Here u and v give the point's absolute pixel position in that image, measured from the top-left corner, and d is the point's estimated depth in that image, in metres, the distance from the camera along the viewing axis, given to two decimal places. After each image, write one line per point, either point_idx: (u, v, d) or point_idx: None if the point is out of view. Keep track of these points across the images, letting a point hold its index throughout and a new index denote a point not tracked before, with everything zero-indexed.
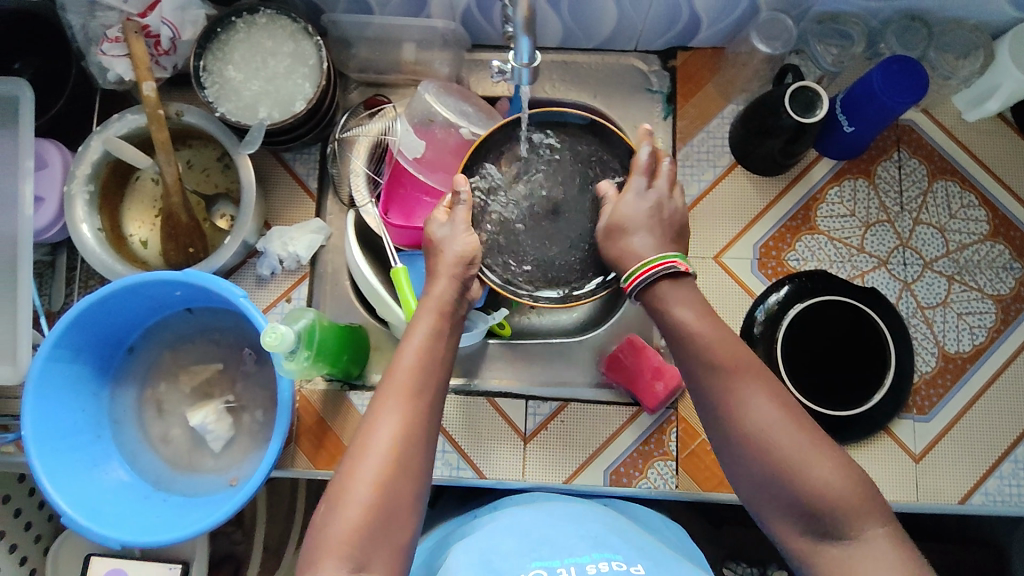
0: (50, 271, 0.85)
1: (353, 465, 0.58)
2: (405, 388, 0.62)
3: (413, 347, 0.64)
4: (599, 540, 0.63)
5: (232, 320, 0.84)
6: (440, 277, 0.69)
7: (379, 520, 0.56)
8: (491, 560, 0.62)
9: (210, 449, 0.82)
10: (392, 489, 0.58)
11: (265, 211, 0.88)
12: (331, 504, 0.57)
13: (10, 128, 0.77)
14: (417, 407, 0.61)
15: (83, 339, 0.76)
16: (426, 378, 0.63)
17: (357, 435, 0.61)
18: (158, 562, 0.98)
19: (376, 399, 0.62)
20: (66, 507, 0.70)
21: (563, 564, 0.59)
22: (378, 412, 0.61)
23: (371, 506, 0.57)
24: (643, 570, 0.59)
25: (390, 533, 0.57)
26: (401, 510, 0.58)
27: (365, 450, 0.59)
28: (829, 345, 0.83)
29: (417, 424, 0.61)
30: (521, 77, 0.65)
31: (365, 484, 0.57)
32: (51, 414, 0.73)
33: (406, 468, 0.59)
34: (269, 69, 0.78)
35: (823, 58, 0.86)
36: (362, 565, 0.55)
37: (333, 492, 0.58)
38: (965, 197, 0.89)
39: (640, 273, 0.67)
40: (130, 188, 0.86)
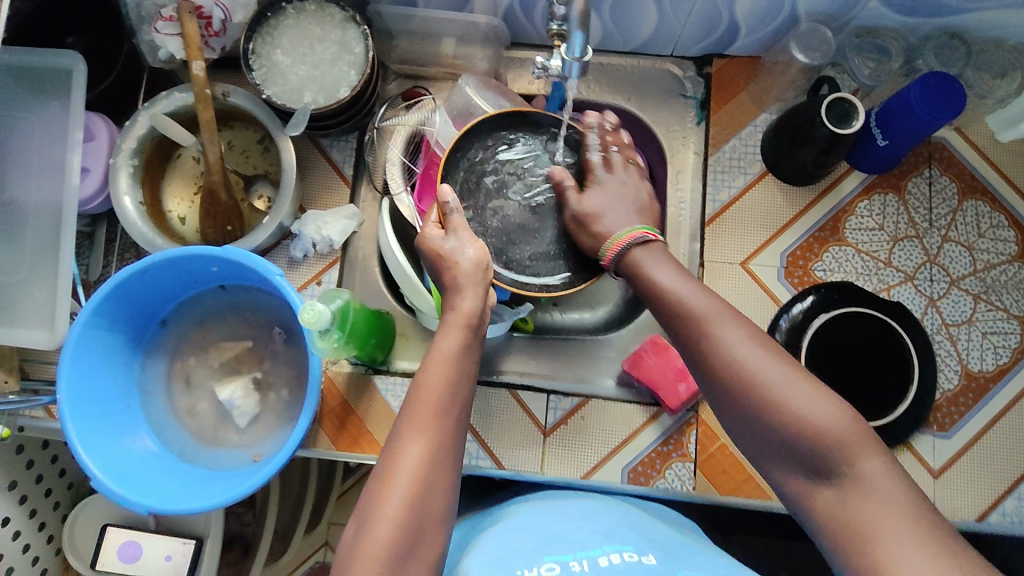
0: (89, 242, 0.87)
1: (384, 484, 0.58)
2: (433, 404, 0.61)
3: (438, 361, 0.63)
4: (611, 534, 0.64)
5: (263, 299, 0.86)
6: (466, 290, 0.67)
7: (413, 536, 0.56)
8: (502, 558, 0.61)
9: (235, 424, 0.83)
10: (425, 505, 0.57)
11: (302, 194, 0.89)
12: (361, 523, 0.57)
13: (61, 100, 0.79)
14: (445, 423, 0.61)
15: (119, 308, 0.77)
16: (453, 394, 0.62)
17: (385, 453, 0.60)
18: (173, 536, 0.99)
19: (404, 417, 0.61)
20: (97, 471, 0.71)
21: (575, 557, 0.60)
22: (405, 431, 0.60)
23: (404, 521, 0.56)
24: (655, 559, 0.60)
25: (423, 545, 0.57)
26: (433, 523, 0.58)
27: (395, 472, 0.58)
28: (853, 364, 0.83)
29: (445, 439, 0.60)
30: (570, 70, 0.66)
31: (397, 502, 0.56)
32: (86, 379, 0.75)
33: (437, 483, 0.59)
34: (316, 54, 0.80)
35: (860, 70, 0.87)
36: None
37: (362, 511, 0.57)
38: (995, 217, 0.89)
39: (621, 242, 0.72)
40: (172, 165, 0.88)
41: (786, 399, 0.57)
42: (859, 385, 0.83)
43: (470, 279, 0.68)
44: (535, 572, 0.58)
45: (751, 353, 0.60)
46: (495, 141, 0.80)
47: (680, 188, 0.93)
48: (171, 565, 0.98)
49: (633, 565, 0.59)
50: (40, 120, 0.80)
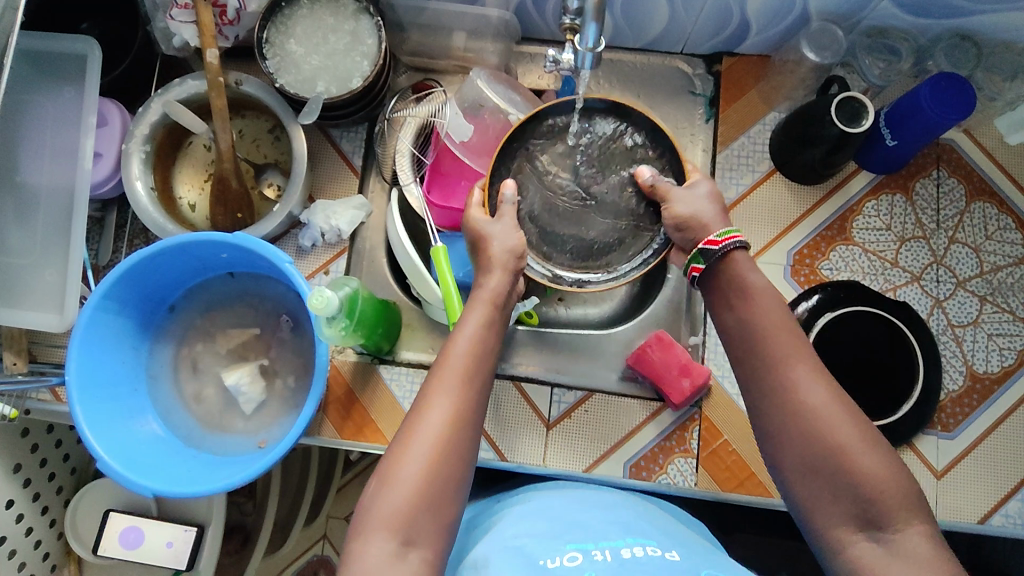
0: (99, 227, 0.88)
1: (405, 444, 0.59)
2: (459, 372, 0.62)
3: (466, 332, 0.65)
4: (631, 528, 0.64)
5: (271, 287, 0.87)
6: (496, 269, 0.70)
7: (430, 497, 0.57)
8: (524, 546, 0.60)
9: (241, 411, 0.84)
10: (443, 469, 0.58)
11: (311, 184, 0.89)
12: (382, 479, 0.58)
13: (76, 85, 0.80)
14: (470, 393, 0.62)
15: (129, 293, 0.78)
16: (478, 364, 0.64)
17: (409, 417, 0.61)
18: (175, 523, 1.00)
19: (427, 382, 0.63)
20: (103, 453, 0.72)
21: (597, 546, 0.59)
22: (429, 396, 0.61)
23: (424, 483, 0.57)
24: (678, 557, 0.59)
25: (440, 511, 0.57)
26: (451, 489, 0.58)
27: (418, 431, 0.59)
28: (865, 354, 0.83)
29: (468, 407, 0.61)
30: (584, 60, 0.66)
31: (417, 462, 0.58)
32: (95, 362, 0.76)
33: (457, 449, 0.59)
34: (330, 45, 0.81)
35: (870, 71, 0.88)
36: (410, 539, 0.56)
37: (384, 468, 0.58)
38: (1002, 219, 0.89)
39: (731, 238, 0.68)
40: (183, 152, 0.89)
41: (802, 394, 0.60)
42: (869, 372, 0.83)
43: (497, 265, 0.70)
44: (558, 561, 0.57)
45: (769, 343, 0.63)
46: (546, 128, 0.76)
47: None
48: (172, 552, 0.99)
49: (658, 559, 0.58)
50: (55, 105, 0.81)
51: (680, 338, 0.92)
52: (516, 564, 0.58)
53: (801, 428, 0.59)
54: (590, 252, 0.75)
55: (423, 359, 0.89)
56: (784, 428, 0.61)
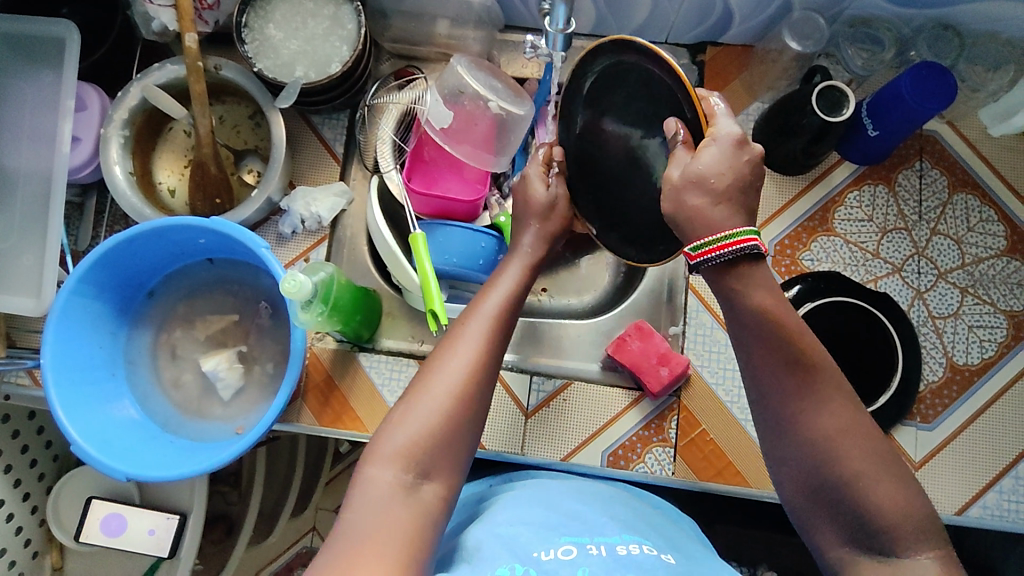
0: (79, 213, 0.88)
1: (433, 374, 0.60)
2: (495, 316, 0.65)
3: (502, 287, 0.69)
4: (629, 526, 0.63)
5: (250, 273, 0.86)
6: (532, 229, 0.75)
7: (455, 423, 0.58)
8: (517, 539, 0.59)
9: (219, 397, 0.84)
10: (470, 400, 0.60)
11: (291, 171, 0.89)
12: (409, 403, 0.59)
13: (54, 68, 0.80)
14: (500, 337, 0.65)
15: (106, 277, 0.78)
16: (510, 314, 0.67)
17: (437, 351, 0.63)
18: (156, 511, 1.00)
19: (459, 322, 0.65)
20: (77, 437, 0.72)
21: (593, 541, 0.59)
22: (461, 332, 0.63)
23: (449, 412, 0.58)
24: (675, 560, 0.58)
25: (460, 440, 0.58)
26: (473, 422, 0.60)
27: (448, 362, 0.61)
28: (865, 320, 0.85)
29: (498, 351, 0.64)
30: (555, 42, 0.67)
31: (448, 387, 0.59)
32: (71, 347, 0.75)
33: (484, 385, 0.61)
34: (308, 29, 0.81)
35: (853, 61, 0.87)
36: (426, 472, 0.56)
37: (412, 393, 0.59)
38: (985, 211, 0.89)
39: (711, 250, 0.60)
40: (163, 138, 0.88)
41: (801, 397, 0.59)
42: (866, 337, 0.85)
43: (541, 232, 0.75)
44: (552, 555, 0.56)
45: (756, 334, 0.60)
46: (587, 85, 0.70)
47: None
48: (154, 539, 0.99)
49: (653, 558, 0.57)
50: (33, 89, 0.81)
51: (661, 328, 0.91)
52: (510, 554, 0.57)
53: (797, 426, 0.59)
54: (644, 225, 0.71)
55: (403, 347, 0.89)
56: (770, 419, 0.61)
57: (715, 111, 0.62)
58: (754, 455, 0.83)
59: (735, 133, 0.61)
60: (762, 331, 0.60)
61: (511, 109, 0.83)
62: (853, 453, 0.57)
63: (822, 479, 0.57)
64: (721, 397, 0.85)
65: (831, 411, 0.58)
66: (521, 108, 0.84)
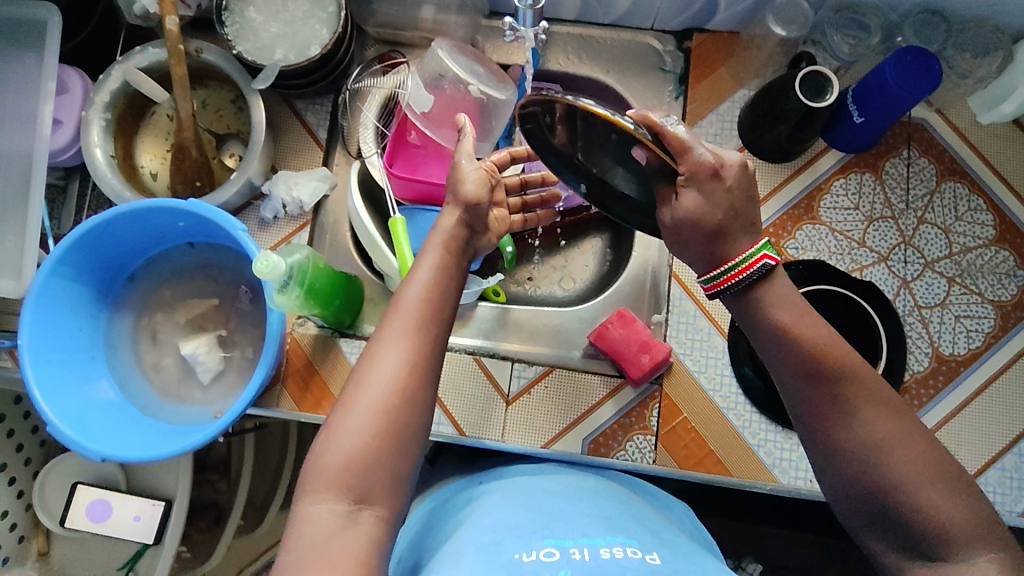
0: (62, 196, 0.88)
1: (354, 394, 0.58)
2: (411, 321, 0.61)
3: (418, 282, 0.64)
4: (613, 527, 0.59)
5: (231, 258, 0.86)
6: (450, 212, 0.68)
7: (380, 452, 0.56)
8: (497, 544, 0.56)
9: (199, 381, 0.84)
10: (394, 423, 0.57)
11: (273, 156, 0.89)
12: (330, 431, 0.57)
13: (36, 50, 0.80)
14: (422, 340, 0.61)
15: (85, 260, 0.78)
16: (433, 311, 0.62)
17: (359, 366, 0.60)
18: (143, 497, 1.00)
19: (378, 330, 0.61)
20: (53, 417, 0.72)
21: (575, 544, 0.55)
22: (381, 343, 0.60)
23: (374, 435, 0.56)
24: (659, 559, 0.54)
25: (390, 466, 0.56)
26: (402, 444, 0.57)
27: (368, 380, 0.58)
28: (841, 324, 0.83)
29: (422, 358, 0.60)
30: (526, 17, 0.80)
31: (367, 414, 0.57)
32: (49, 329, 0.75)
33: (409, 402, 0.58)
34: (289, 12, 0.81)
35: (840, 47, 0.86)
36: (363, 499, 0.55)
37: (331, 420, 0.57)
38: (974, 200, 0.88)
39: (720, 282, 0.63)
40: (146, 122, 0.88)
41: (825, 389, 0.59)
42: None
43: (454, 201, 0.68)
44: (534, 557, 0.53)
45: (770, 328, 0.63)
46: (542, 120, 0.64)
47: None
48: (139, 525, 0.99)
49: (637, 562, 0.53)
50: (14, 70, 0.81)
51: (644, 316, 0.91)
52: (490, 560, 0.54)
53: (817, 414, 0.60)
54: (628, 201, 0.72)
55: None
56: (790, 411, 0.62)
57: (682, 142, 0.60)
58: (736, 443, 0.83)
59: (707, 163, 0.61)
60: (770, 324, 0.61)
61: (492, 93, 0.83)
62: (857, 438, 0.57)
63: (841, 469, 0.58)
64: (703, 385, 0.85)
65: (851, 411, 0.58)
66: (503, 93, 0.84)
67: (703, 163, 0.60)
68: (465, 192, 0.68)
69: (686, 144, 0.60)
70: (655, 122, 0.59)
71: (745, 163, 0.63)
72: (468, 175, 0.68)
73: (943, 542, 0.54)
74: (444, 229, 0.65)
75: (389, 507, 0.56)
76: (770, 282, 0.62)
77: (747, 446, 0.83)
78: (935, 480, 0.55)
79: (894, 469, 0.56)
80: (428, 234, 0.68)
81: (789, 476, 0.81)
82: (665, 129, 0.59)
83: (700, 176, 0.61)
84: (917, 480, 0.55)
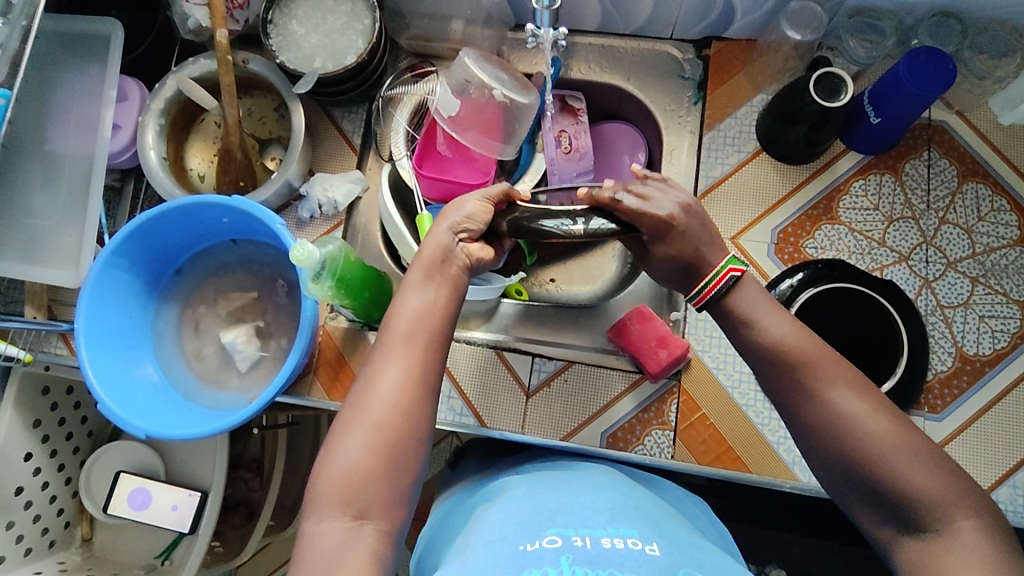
0: (118, 197, 0.95)
1: (356, 411, 0.61)
2: (409, 336, 0.65)
3: (412, 299, 0.66)
4: (617, 516, 0.59)
5: (270, 254, 0.92)
6: (435, 231, 0.71)
7: (381, 465, 0.59)
8: (502, 536, 0.57)
9: (236, 369, 0.89)
10: (393, 435, 0.60)
11: (311, 159, 0.95)
12: (331, 448, 0.60)
13: (101, 62, 0.88)
14: (419, 353, 0.64)
15: (136, 252, 0.84)
16: (429, 324, 0.66)
17: (363, 379, 0.64)
18: (180, 487, 1.02)
19: (379, 347, 0.65)
20: (103, 395, 0.77)
21: (578, 532, 0.56)
22: (382, 359, 0.63)
23: (374, 451, 0.59)
24: (659, 550, 0.54)
25: (393, 479, 0.59)
26: (403, 453, 0.60)
27: (369, 396, 0.62)
28: (853, 332, 0.83)
29: (420, 370, 0.63)
30: (543, 16, 0.83)
31: (366, 430, 0.60)
32: (102, 314, 0.81)
33: (411, 415, 0.61)
34: (328, 24, 0.88)
35: (856, 51, 0.89)
36: (369, 501, 0.58)
37: (334, 436, 0.61)
38: (996, 200, 0.88)
39: (703, 293, 0.70)
40: (195, 128, 0.95)
41: (828, 378, 0.62)
42: (853, 356, 0.83)
43: (451, 226, 0.71)
44: (537, 545, 0.55)
45: (774, 325, 0.66)
46: (546, 228, 0.69)
47: (675, 164, 0.93)
48: (176, 515, 1.01)
49: (637, 553, 0.53)
50: (81, 80, 0.89)
51: (662, 314, 0.92)
52: (498, 553, 0.55)
53: (816, 402, 0.62)
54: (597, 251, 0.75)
55: None
56: (799, 406, 0.63)
57: (635, 210, 0.69)
58: (754, 439, 0.83)
59: (661, 219, 0.69)
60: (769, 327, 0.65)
61: (516, 98, 0.88)
62: (853, 422, 0.60)
63: (843, 455, 0.60)
64: (721, 382, 0.86)
65: (846, 394, 0.61)
66: (527, 97, 0.89)
67: (658, 221, 0.69)
68: (462, 215, 0.72)
69: (637, 212, 0.69)
70: (607, 202, 0.70)
71: (690, 206, 0.71)
72: (469, 203, 0.72)
73: (937, 510, 0.56)
74: (429, 250, 0.68)
75: (398, 484, 0.60)
76: None
77: (767, 444, 0.83)
78: (927, 453, 0.58)
79: (896, 455, 0.58)
80: (418, 248, 0.70)
81: (809, 474, 0.81)
82: (616, 207, 0.69)
83: (660, 234, 0.70)
84: (917, 461, 0.57)
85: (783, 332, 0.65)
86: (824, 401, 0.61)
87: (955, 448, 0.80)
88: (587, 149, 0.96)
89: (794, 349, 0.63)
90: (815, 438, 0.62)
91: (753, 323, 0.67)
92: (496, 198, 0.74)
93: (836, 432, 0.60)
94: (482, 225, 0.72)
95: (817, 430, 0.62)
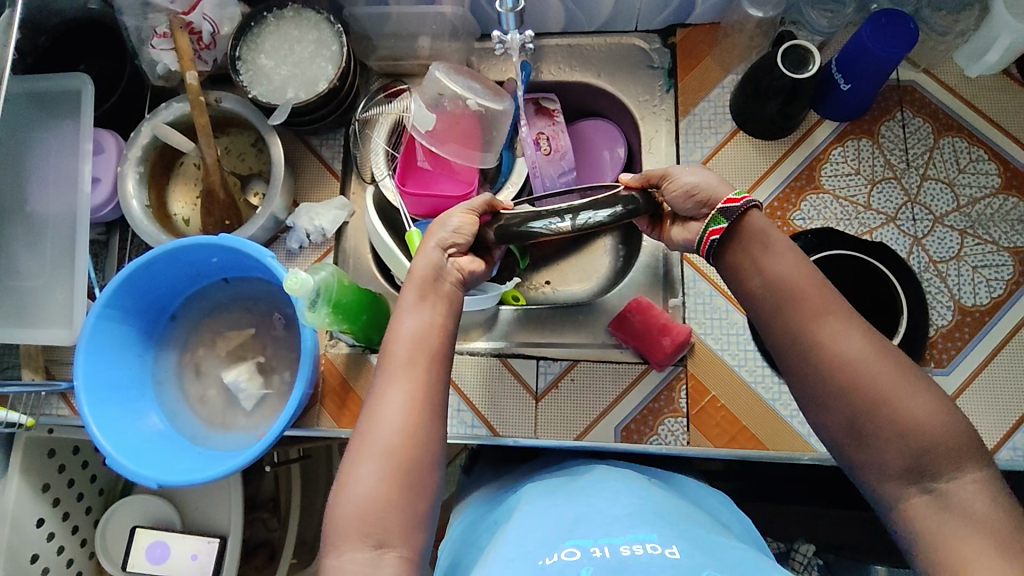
0: (104, 250, 0.94)
1: (365, 441, 0.61)
2: (409, 360, 0.64)
3: (407, 323, 0.66)
4: (636, 520, 0.59)
5: (263, 289, 0.91)
6: (421, 253, 0.70)
7: (395, 494, 0.59)
8: (523, 551, 0.57)
9: (242, 408, 0.88)
10: (404, 462, 0.60)
11: (294, 190, 0.95)
12: (343, 485, 0.60)
13: (74, 117, 0.88)
14: (420, 374, 0.64)
15: (128, 303, 0.83)
16: (428, 345, 0.65)
17: (368, 407, 0.63)
18: (197, 535, 1.01)
19: (380, 374, 0.64)
20: (110, 449, 0.76)
21: (597, 542, 0.56)
22: (385, 386, 0.63)
23: (387, 480, 0.59)
24: (679, 553, 0.54)
25: (411, 505, 0.59)
26: (417, 476, 0.60)
27: (376, 424, 0.61)
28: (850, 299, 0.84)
29: (424, 392, 0.63)
30: (508, 19, 0.84)
31: (377, 459, 0.60)
32: (100, 370, 0.80)
33: (421, 437, 0.61)
34: (296, 54, 0.89)
35: (817, 22, 0.90)
36: (387, 525, 0.57)
37: (344, 472, 0.60)
38: (974, 151, 0.89)
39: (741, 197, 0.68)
40: (175, 173, 0.95)
41: (834, 340, 0.62)
42: None
43: (441, 241, 0.71)
44: (556, 558, 0.55)
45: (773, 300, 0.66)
46: (536, 229, 0.70)
47: (654, 153, 0.94)
48: (196, 564, 1.00)
49: (659, 559, 0.53)
50: (55, 136, 0.88)
51: (660, 302, 0.92)
52: (517, 569, 0.55)
53: (822, 369, 0.62)
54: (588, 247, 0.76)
55: None
56: (807, 377, 0.63)
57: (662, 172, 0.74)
58: (766, 416, 0.83)
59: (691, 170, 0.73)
60: (768, 301, 0.66)
61: (490, 105, 0.89)
62: (862, 386, 0.60)
63: (856, 419, 0.60)
64: (728, 362, 0.86)
65: (853, 356, 0.61)
66: (500, 104, 0.89)
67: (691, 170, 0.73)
68: (449, 230, 0.71)
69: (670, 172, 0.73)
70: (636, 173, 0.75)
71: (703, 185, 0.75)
72: (455, 218, 0.72)
73: (956, 464, 0.56)
74: (421, 270, 0.68)
75: (415, 508, 0.59)
76: (764, 261, 0.67)
77: (780, 419, 0.83)
78: (937, 412, 0.58)
79: (905, 418, 0.58)
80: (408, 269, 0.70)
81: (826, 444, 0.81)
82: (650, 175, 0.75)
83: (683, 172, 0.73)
84: (927, 420, 0.57)
85: (783, 305, 0.65)
86: (834, 370, 0.61)
87: (966, 402, 0.80)
88: (568, 148, 0.97)
89: (793, 322, 0.64)
90: (825, 408, 0.62)
91: (753, 298, 0.67)
92: (481, 208, 0.74)
93: (845, 402, 0.60)
94: (470, 237, 0.72)
95: (828, 398, 0.61)
